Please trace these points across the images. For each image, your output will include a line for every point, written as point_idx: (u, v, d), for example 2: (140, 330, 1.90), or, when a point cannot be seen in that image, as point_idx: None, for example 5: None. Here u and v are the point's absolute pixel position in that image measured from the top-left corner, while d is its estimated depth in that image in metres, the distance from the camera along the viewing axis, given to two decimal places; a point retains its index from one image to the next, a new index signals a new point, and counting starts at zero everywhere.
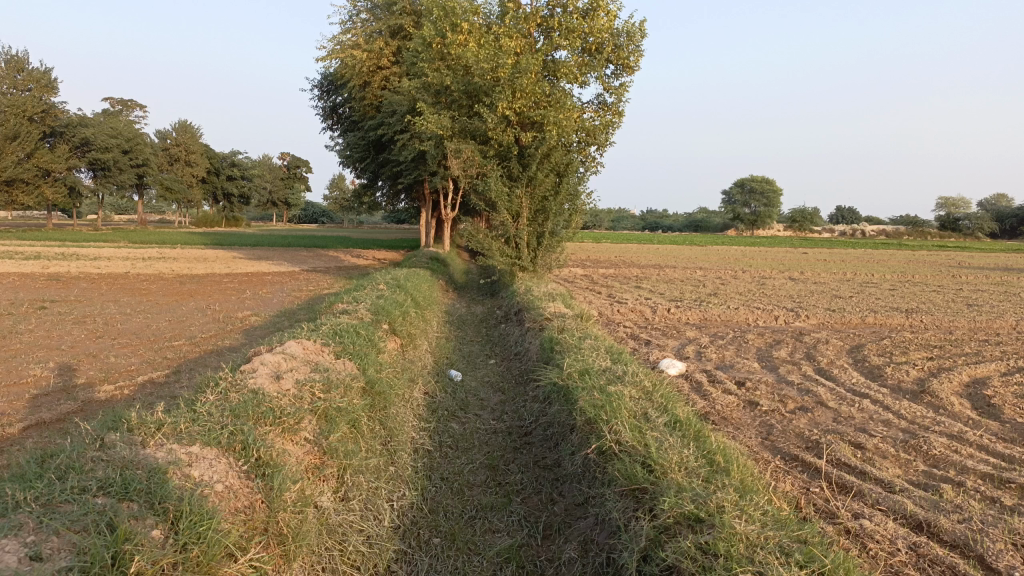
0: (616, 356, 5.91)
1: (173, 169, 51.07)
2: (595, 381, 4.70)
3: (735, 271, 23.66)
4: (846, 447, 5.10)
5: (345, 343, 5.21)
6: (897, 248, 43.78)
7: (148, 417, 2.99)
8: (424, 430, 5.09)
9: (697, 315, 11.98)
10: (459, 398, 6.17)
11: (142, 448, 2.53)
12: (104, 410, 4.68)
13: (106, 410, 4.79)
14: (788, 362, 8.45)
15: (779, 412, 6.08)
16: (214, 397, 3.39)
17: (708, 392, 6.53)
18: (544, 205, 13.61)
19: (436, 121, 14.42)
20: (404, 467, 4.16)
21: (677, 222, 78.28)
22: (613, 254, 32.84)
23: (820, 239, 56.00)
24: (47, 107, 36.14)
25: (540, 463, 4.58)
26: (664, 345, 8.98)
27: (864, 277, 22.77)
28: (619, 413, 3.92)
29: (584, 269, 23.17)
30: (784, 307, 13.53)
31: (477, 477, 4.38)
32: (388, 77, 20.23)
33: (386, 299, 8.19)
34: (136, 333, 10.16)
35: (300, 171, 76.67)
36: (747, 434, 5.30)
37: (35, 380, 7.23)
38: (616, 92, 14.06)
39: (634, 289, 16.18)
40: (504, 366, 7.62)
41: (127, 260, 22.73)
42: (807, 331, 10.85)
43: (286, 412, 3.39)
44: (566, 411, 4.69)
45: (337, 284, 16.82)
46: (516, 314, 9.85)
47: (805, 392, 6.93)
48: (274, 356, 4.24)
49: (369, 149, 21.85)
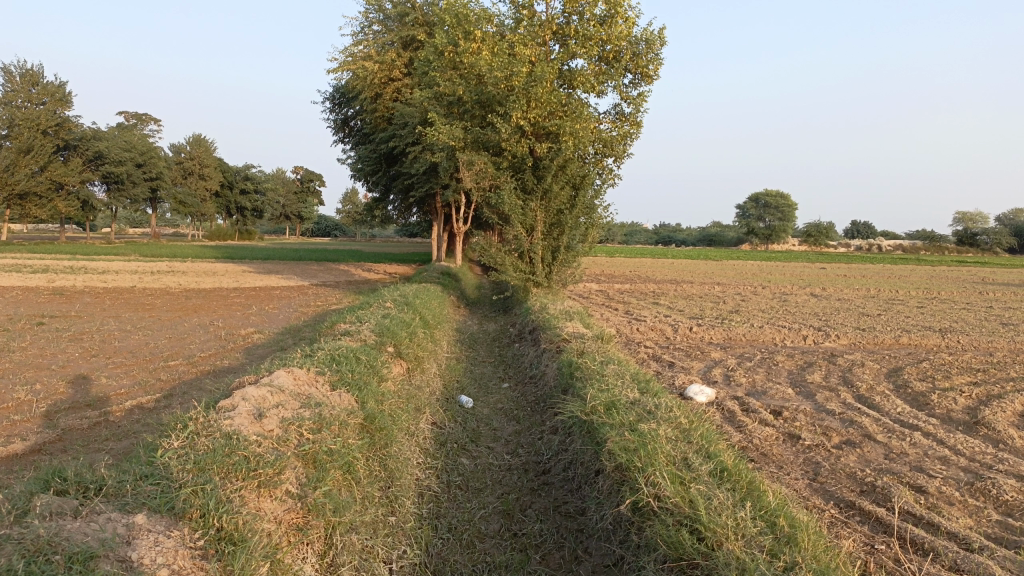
0: (644, 384, 5.35)
1: (187, 183, 51.01)
2: (624, 417, 4.14)
3: (754, 286, 23.03)
4: (906, 491, 4.53)
5: (342, 371, 4.66)
6: (916, 264, 42.87)
7: (90, 473, 2.45)
8: (430, 468, 4.55)
9: (721, 334, 11.40)
10: (469, 428, 5.64)
11: (67, 521, 2.02)
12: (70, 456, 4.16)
13: (76, 454, 4.29)
14: (825, 387, 7.86)
15: (823, 446, 5.49)
16: (179, 443, 2.86)
17: (742, 424, 5.96)
18: (559, 218, 13.10)
19: (449, 132, 14.00)
20: (405, 516, 3.62)
21: (690, 236, 77.55)
22: (627, 269, 32.24)
23: (837, 254, 55.06)
24: (61, 121, 35.91)
25: (562, 510, 4.03)
26: (689, 368, 8.43)
27: (889, 294, 22.06)
28: (657, 459, 3.36)
29: (600, 284, 22.58)
30: (810, 326, 12.91)
31: (490, 526, 3.84)
32: (400, 89, 19.86)
33: (392, 317, 7.67)
34: (133, 352, 9.68)
35: (314, 185, 76.64)
36: (792, 474, 4.75)
37: (17, 403, 6.74)
38: (634, 102, 13.57)
39: (652, 306, 15.61)
40: (519, 391, 7.08)
41: (135, 274, 22.31)
42: (840, 353, 10.23)
43: (265, 460, 2.85)
44: (590, 451, 4.12)
45: (345, 300, 16.33)
46: (531, 333, 9.32)
47: (849, 424, 6.32)
48: (258, 389, 3.71)
49: (380, 163, 21.46)
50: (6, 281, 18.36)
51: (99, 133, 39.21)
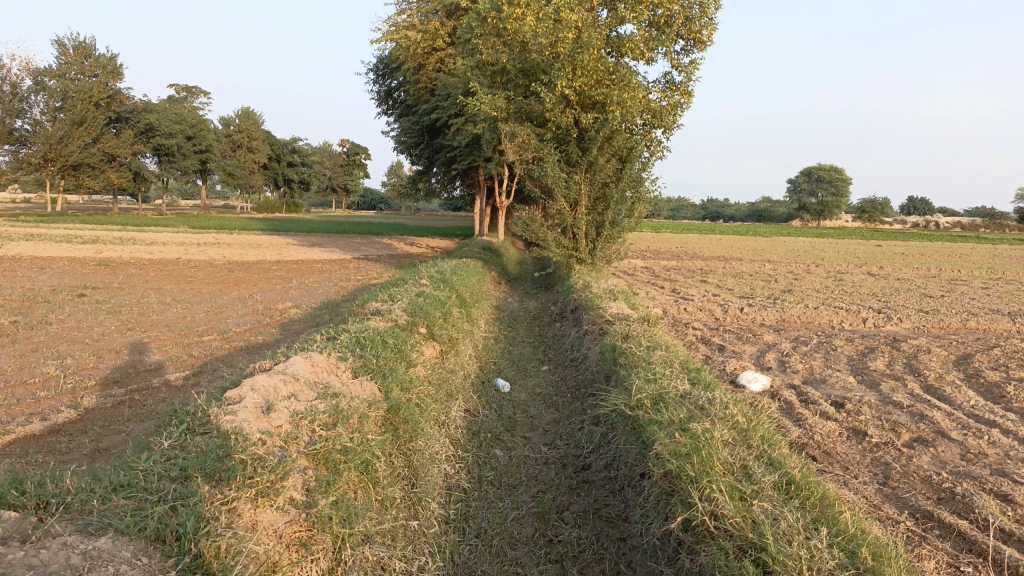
0: (695, 374, 4.88)
1: (236, 155, 51.51)
2: (673, 413, 3.71)
3: (808, 265, 22.09)
4: (992, 500, 4.02)
5: (366, 356, 4.33)
6: (979, 242, 40.89)
7: (58, 486, 2.14)
8: (460, 462, 4.19)
9: (774, 316, 10.82)
10: (505, 416, 5.28)
11: (10, 550, 1.72)
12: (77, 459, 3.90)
13: (85, 456, 4.04)
14: (889, 376, 7.28)
15: (893, 445, 4.99)
16: (170, 445, 2.58)
17: (802, 417, 5.46)
18: (605, 192, 12.61)
19: (490, 102, 13.54)
20: (428, 519, 3.27)
21: (738, 212, 75.73)
22: (674, 245, 31.39)
23: (893, 231, 53.00)
24: (113, 93, 36.38)
25: (602, 514, 3.65)
26: (740, 353, 7.94)
27: (951, 273, 20.92)
28: (713, 468, 2.94)
29: (646, 260, 21.98)
30: (869, 308, 12.21)
31: (523, 531, 3.48)
32: (443, 59, 19.36)
33: (426, 296, 7.32)
34: (169, 325, 9.56)
35: (360, 158, 76.82)
36: (860, 478, 4.29)
37: (46, 377, 6.60)
38: (685, 70, 12.92)
39: (700, 285, 15.04)
40: (559, 375, 6.69)
41: (181, 246, 22.44)
42: (903, 338, 9.57)
43: (265, 464, 2.52)
44: (635, 450, 3.71)
45: (385, 274, 16.14)
46: (574, 312, 8.90)
47: (919, 419, 5.78)
48: (269, 378, 3.38)
49: (423, 135, 21.08)
50: (55, 250, 18.64)
51: (151, 105, 39.59)
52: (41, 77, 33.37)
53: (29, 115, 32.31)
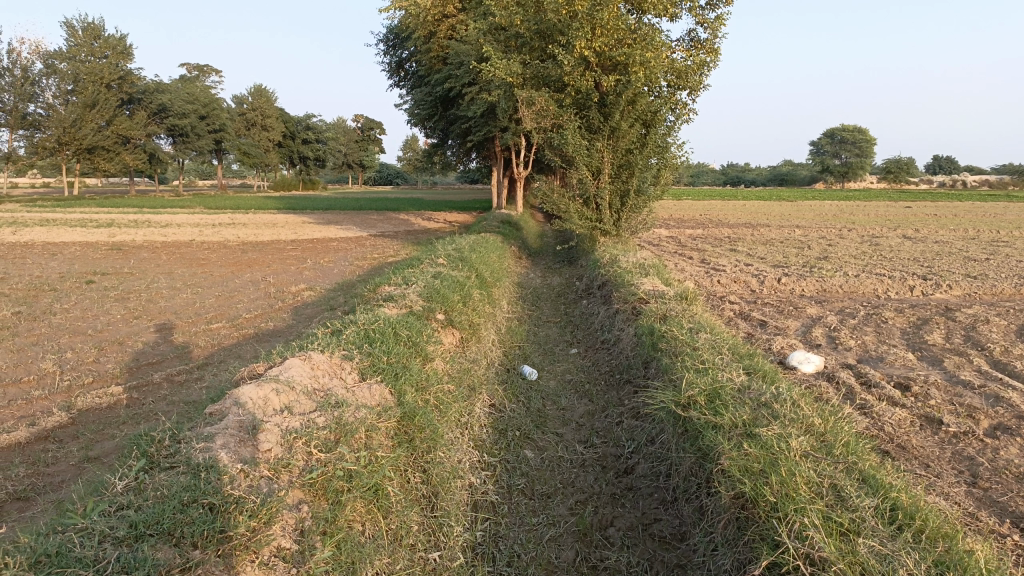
0: (749, 361, 4.29)
1: (250, 134, 51.05)
2: (734, 415, 3.16)
3: (839, 229, 21.26)
4: None
5: (375, 354, 3.80)
6: (1009, 201, 39.50)
7: None
8: (486, 469, 3.68)
9: (814, 286, 10.17)
10: (534, 410, 4.76)
11: None
12: (51, 494, 3.40)
13: (60, 484, 3.55)
14: (952, 351, 6.65)
15: (974, 435, 4.39)
16: (126, 488, 2.10)
17: (866, 405, 4.88)
18: (628, 159, 11.93)
19: (505, 67, 12.88)
20: (451, 549, 2.75)
21: (760, 176, 74.24)
22: (698, 212, 30.53)
23: (918, 191, 51.45)
24: (124, 74, 35.96)
25: (654, 532, 3.12)
26: (784, 329, 7.35)
27: (989, 234, 20.00)
28: (797, 490, 2.41)
29: (670, 229, 21.28)
30: (912, 274, 11.50)
31: (563, 555, 2.96)
32: (454, 26, 18.57)
33: (444, 277, 6.78)
34: (177, 312, 9.13)
35: (375, 132, 76.04)
36: (947, 480, 3.71)
37: (41, 374, 6.18)
38: (711, 26, 12.13)
39: (730, 254, 14.38)
40: (590, 359, 6.16)
41: (195, 227, 22.06)
42: (956, 306, 8.89)
43: (245, 508, 2.03)
44: (691, 459, 3.18)
45: (402, 252, 15.68)
46: (602, 288, 8.33)
47: (996, 401, 5.15)
48: (259, 388, 2.88)
49: (437, 106, 20.38)
50: (68, 236, 18.31)
51: (162, 86, 39.12)
52: (52, 60, 33.01)
53: (42, 99, 31.91)
